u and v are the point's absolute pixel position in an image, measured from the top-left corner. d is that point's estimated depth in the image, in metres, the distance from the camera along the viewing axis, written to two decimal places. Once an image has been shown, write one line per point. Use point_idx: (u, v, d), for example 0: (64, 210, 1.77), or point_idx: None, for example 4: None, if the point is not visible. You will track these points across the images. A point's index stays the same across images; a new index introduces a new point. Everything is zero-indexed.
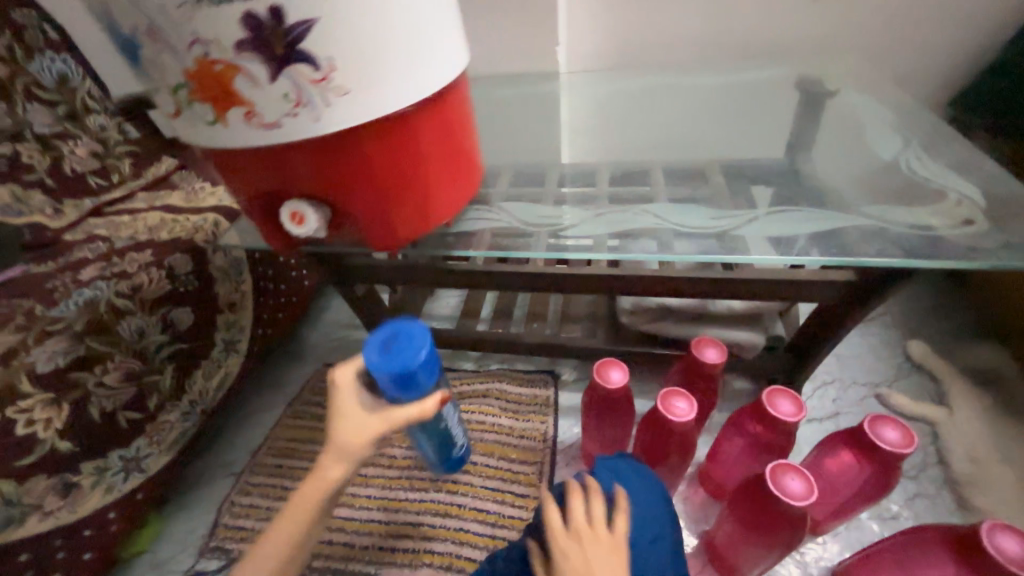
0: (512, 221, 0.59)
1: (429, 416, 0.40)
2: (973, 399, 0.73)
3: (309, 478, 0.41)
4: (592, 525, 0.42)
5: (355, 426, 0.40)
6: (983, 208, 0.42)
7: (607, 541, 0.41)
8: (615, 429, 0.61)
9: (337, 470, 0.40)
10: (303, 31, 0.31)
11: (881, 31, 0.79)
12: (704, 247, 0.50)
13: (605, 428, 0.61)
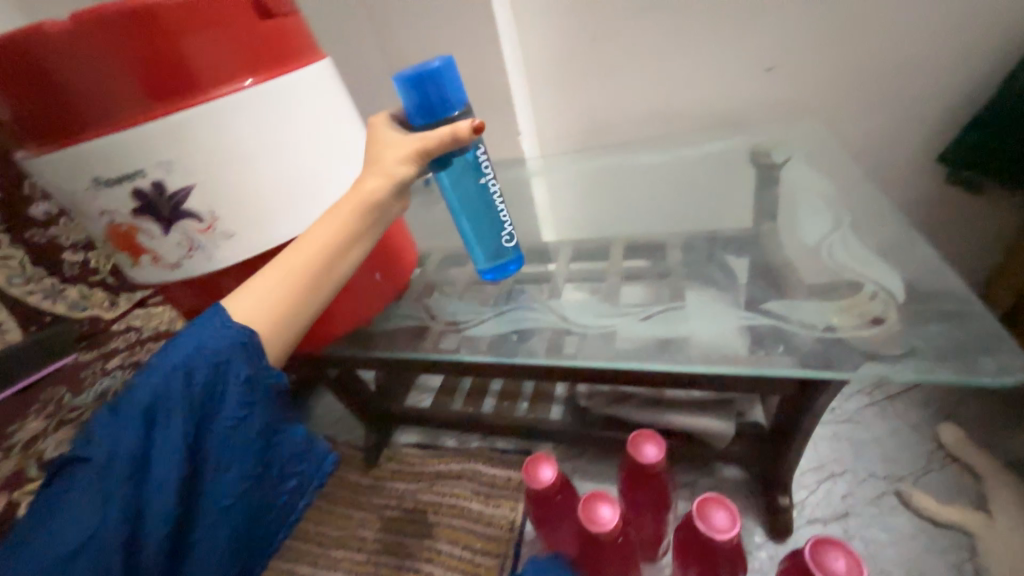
0: (436, 323, 0.61)
1: (458, 133, 0.44)
2: (1019, 507, 0.60)
3: (349, 193, 0.44)
4: None
5: (395, 147, 0.45)
6: (898, 304, 0.38)
7: None
8: (557, 530, 0.58)
9: (379, 182, 0.45)
10: (182, 196, 0.41)
11: (875, 84, 0.70)
12: (615, 352, 0.48)
13: (547, 527, 0.58)
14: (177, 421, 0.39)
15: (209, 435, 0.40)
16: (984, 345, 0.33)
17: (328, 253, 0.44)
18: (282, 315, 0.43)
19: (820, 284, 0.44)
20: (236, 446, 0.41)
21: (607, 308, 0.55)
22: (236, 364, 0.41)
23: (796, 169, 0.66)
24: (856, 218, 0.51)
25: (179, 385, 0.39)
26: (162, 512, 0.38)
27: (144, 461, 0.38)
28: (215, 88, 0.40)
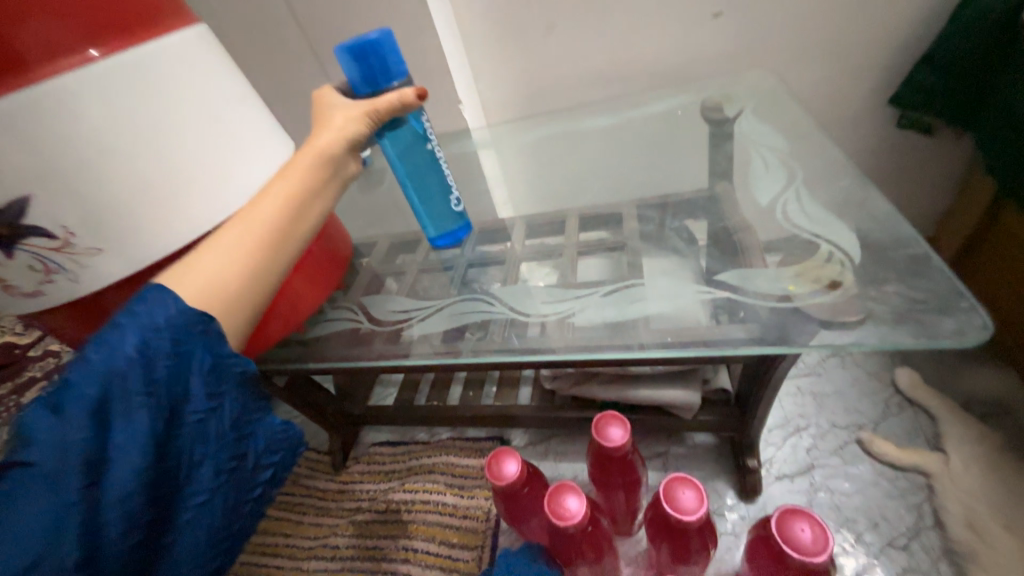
0: (374, 324, 0.56)
1: (406, 101, 0.46)
2: (973, 444, 0.62)
3: (304, 148, 0.42)
4: None
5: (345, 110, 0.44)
6: (856, 263, 0.36)
7: None
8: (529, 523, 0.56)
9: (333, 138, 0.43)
10: (18, 209, 0.33)
11: (824, 28, 0.67)
12: (572, 341, 0.44)
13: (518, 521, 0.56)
14: (140, 422, 0.32)
15: (177, 436, 0.34)
16: (942, 303, 0.31)
17: (294, 204, 0.40)
18: (250, 277, 0.37)
19: (773, 248, 0.41)
20: (208, 445, 0.36)
21: (557, 291, 0.52)
22: (201, 351, 0.35)
23: (749, 122, 0.63)
24: (809, 174, 0.48)
25: (137, 378, 0.32)
26: (126, 530, 0.31)
27: (102, 472, 0.30)
28: (44, 69, 0.33)
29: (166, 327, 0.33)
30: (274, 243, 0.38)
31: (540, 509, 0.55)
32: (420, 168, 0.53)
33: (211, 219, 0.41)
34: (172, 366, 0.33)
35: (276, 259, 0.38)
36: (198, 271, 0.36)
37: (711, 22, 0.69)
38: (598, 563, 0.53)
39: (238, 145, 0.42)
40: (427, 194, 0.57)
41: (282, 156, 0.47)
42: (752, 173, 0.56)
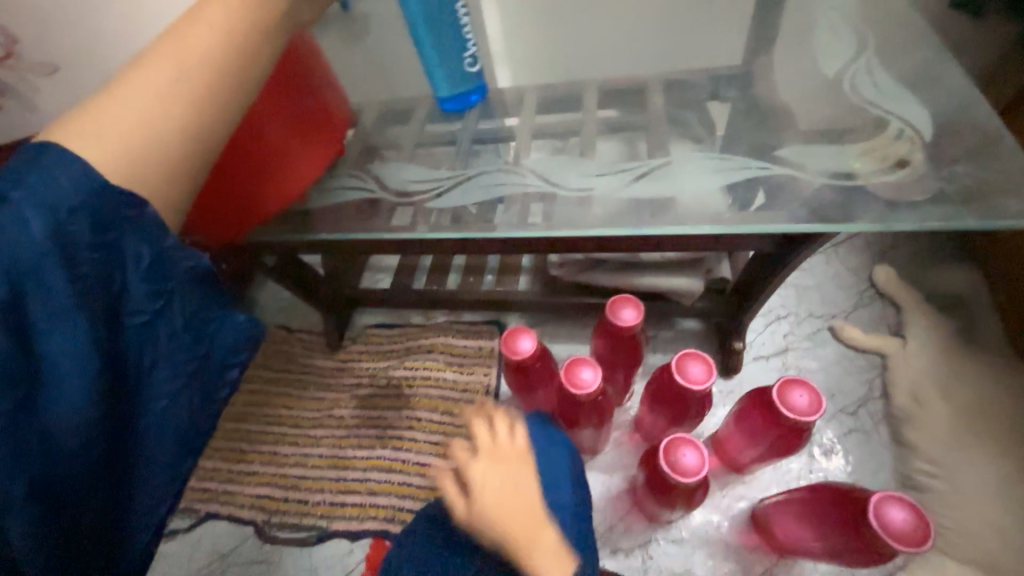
0: (387, 195, 0.51)
1: None
2: (930, 330, 0.69)
3: None
4: (496, 442, 0.43)
5: None
6: (924, 143, 0.35)
7: (514, 454, 0.42)
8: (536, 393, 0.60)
9: None
10: None
11: None
12: (611, 215, 0.43)
13: (526, 391, 0.60)
14: (73, 328, 0.29)
15: (121, 336, 0.32)
16: (1009, 183, 0.32)
17: (223, 42, 0.35)
18: (187, 142, 0.33)
19: (830, 129, 0.39)
20: (168, 351, 0.35)
21: (587, 166, 0.48)
22: (132, 239, 0.32)
23: None
24: (870, 52, 0.44)
25: (54, 271, 0.29)
26: (88, 432, 0.31)
27: (31, 386, 0.29)
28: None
29: (85, 205, 0.30)
30: (212, 113, 0.34)
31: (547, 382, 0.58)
32: (435, 9, 0.50)
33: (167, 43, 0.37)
34: (100, 257, 0.31)
35: (216, 109, 0.34)
36: (116, 122, 0.32)
37: None
38: (598, 425, 0.59)
39: None
40: (439, 44, 0.52)
41: None
42: (801, 48, 0.51)
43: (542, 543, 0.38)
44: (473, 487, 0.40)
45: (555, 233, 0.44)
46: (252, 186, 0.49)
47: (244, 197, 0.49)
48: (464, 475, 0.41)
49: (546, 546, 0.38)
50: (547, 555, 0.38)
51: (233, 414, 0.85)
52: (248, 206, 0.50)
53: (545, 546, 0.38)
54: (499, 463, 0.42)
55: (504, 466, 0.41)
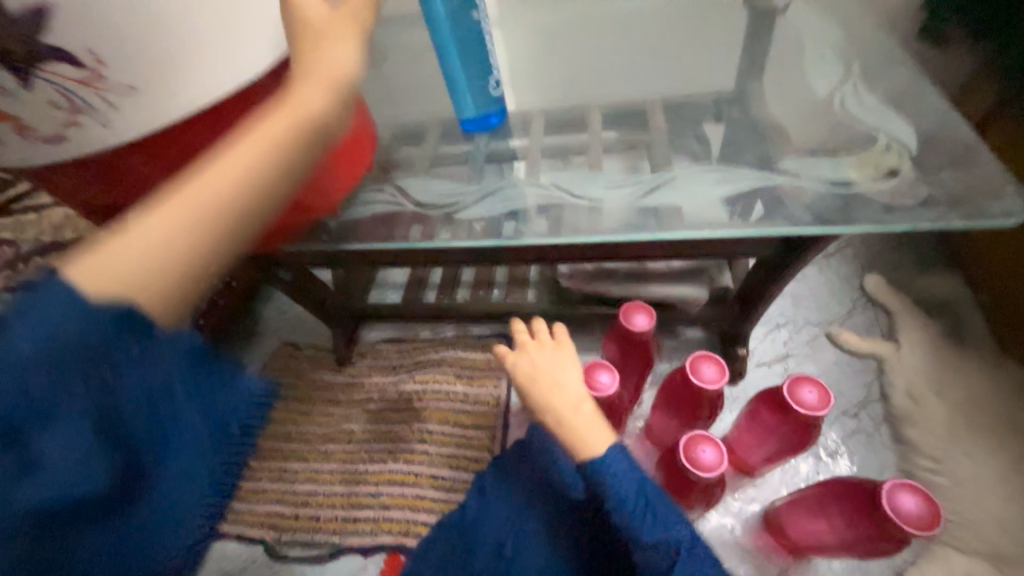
0: (412, 208, 0.54)
1: None
2: (922, 333, 0.73)
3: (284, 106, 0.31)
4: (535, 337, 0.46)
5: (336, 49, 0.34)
6: (912, 155, 0.39)
7: (549, 343, 0.45)
8: None
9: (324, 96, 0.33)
10: (37, 19, 0.29)
11: None
12: (627, 223, 0.45)
13: None
14: (73, 436, 0.23)
15: (163, 445, 0.27)
16: (991, 187, 0.35)
17: (263, 185, 0.29)
18: (180, 256, 0.27)
19: (825, 144, 0.43)
20: (187, 455, 0.29)
21: (600, 179, 0.51)
22: (124, 356, 0.25)
23: (793, 16, 0.60)
24: (854, 76, 0.49)
25: (35, 405, 0.22)
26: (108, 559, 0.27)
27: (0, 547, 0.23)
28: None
29: (81, 336, 0.23)
30: (221, 253, 0.29)
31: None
32: (467, 38, 0.53)
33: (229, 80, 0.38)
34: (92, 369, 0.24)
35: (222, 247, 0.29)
36: (121, 258, 0.26)
37: None
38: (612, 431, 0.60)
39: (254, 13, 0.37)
40: (468, 70, 0.55)
41: None
42: (790, 73, 0.56)
43: (580, 414, 0.40)
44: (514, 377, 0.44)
45: (570, 240, 0.46)
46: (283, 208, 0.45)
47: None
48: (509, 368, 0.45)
49: (587, 414, 0.41)
50: (589, 423, 0.40)
51: None
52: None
53: (583, 415, 0.41)
54: (536, 351, 0.45)
55: (547, 355, 0.44)
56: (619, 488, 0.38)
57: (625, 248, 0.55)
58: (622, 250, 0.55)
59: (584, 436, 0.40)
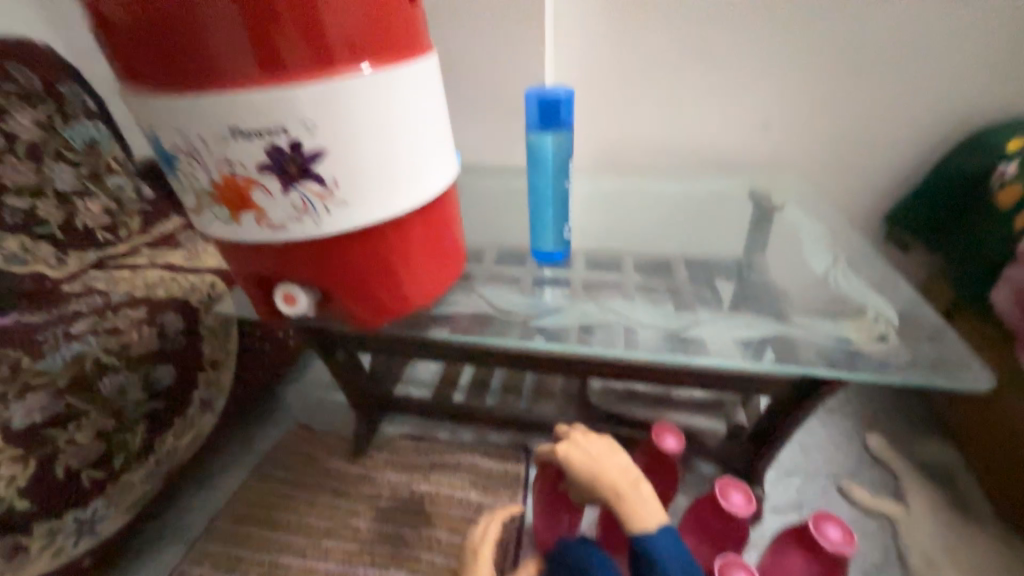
0: (486, 307, 0.62)
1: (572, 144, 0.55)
2: (927, 498, 0.76)
3: None
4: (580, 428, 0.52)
5: None
6: (895, 326, 0.50)
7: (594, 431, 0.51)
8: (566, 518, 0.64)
9: None
10: (312, 158, 0.39)
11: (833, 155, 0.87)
12: (667, 346, 0.54)
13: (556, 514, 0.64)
14: None
15: None
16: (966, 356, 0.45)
17: None
18: None
19: (826, 309, 0.55)
20: None
21: (641, 310, 0.62)
22: None
23: (788, 211, 0.78)
24: (841, 262, 0.63)
25: None
26: None
27: None
28: (345, 68, 0.38)
29: None
30: None
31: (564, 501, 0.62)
32: (562, 205, 0.60)
33: (398, 203, 0.44)
34: None
35: None
36: None
37: (749, 131, 0.88)
38: None
39: (427, 157, 0.45)
40: (557, 230, 0.63)
41: (453, 161, 0.51)
42: (789, 251, 0.71)
43: (635, 490, 0.46)
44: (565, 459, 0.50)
45: (610, 352, 0.54)
46: (388, 299, 0.50)
47: (367, 292, 0.48)
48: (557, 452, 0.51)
49: (644, 493, 0.46)
50: (644, 500, 0.45)
51: (235, 515, 0.81)
52: (367, 302, 0.49)
53: (641, 491, 0.46)
54: (586, 438, 0.50)
55: (594, 441, 0.50)
56: (658, 545, 0.43)
57: (651, 366, 0.63)
58: (650, 367, 0.63)
59: (640, 512, 0.45)
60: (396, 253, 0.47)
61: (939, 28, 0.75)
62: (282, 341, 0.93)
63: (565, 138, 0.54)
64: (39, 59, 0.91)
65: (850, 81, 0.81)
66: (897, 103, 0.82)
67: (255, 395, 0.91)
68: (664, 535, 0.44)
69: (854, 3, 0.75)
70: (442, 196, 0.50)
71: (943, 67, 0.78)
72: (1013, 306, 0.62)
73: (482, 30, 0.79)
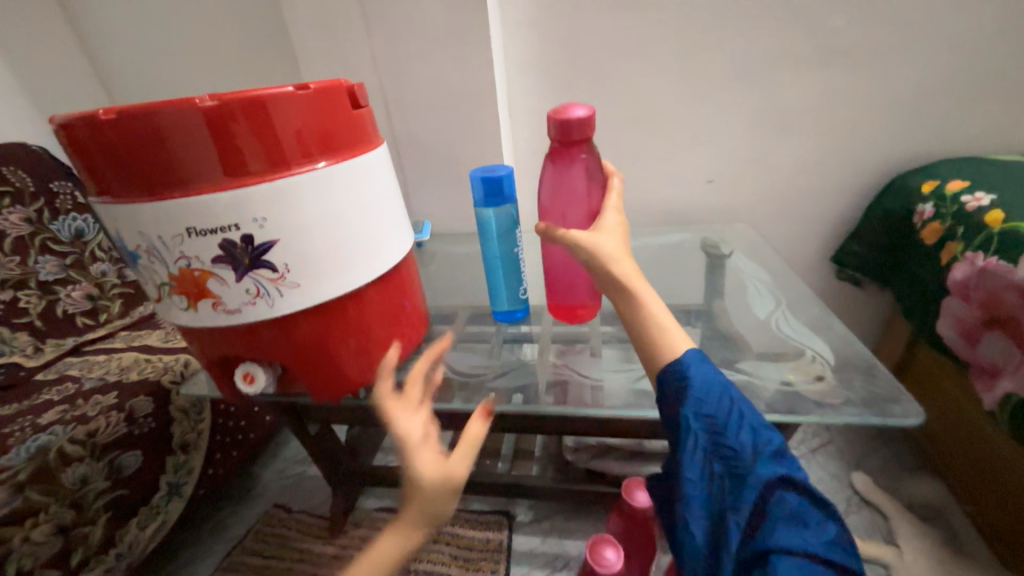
0: (452, 374, 0.64)
1: (517, 214, 0.60)
2: (918, 538, 0.74)
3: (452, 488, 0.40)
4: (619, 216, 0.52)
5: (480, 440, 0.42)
6: (832, 366, 0.52)
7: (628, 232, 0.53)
8: (575, 188, 0.56)
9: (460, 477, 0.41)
10: (264, 249, 0.42)
11: (772, 205, 0.95)
12: (626, 401, 0.58)
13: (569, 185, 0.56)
14: None
15: None
16: (895, 394, 0.47)
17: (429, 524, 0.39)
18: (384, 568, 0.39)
19: (770, 353, 0.57)
20: None
21: (605, 363, 0.65)
22: None
23: (738, 257, 0.83)
24: (783, 305, 0.67)
25: None
26: None
27: None
28: (300, 165, 0.43)
29: None
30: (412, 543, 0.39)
31: (590, 205, 0.57)
32: (513, 268, 0.64)
33: (349, 281, 0.47)
34: None
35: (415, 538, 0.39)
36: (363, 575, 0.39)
37: (693, 188, 0.97)
38: None
39: (376, 236, 0.49)
40: (511, 291, 0.66)
41: (406, 237, 0.55)
42: (739, 294, 0.74)
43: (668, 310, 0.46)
44: (613, 234, 0.49)
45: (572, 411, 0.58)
46: (344, 368, 0.51)
47: (324, 363, 0.50)
48: (612, 218, 0.51)
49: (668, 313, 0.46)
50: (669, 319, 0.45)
51: None
52: (328, 374, 0.51)
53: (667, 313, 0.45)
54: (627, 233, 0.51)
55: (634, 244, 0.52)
56: (708, 408, 0.39)
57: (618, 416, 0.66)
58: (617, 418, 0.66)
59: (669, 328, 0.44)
60: (355, 326, 0.50)
61: (853, 91, 0.84)
62: (257, 417, 0.93)
63: (509, 209, 0.59)
64: (39, 164, 0.96)
65: (777, 140, 0.90)
66: (825, 157, 0.90)
67: (229, 474, 0.89)
68: (710, 383, 0.40)
69: (772, 76, 0.84)
70: (396, 269, 0.53)
71: (859, 125, 0.86)
72: (956, 336, 0.65)
73: (442, 117, 0.88)
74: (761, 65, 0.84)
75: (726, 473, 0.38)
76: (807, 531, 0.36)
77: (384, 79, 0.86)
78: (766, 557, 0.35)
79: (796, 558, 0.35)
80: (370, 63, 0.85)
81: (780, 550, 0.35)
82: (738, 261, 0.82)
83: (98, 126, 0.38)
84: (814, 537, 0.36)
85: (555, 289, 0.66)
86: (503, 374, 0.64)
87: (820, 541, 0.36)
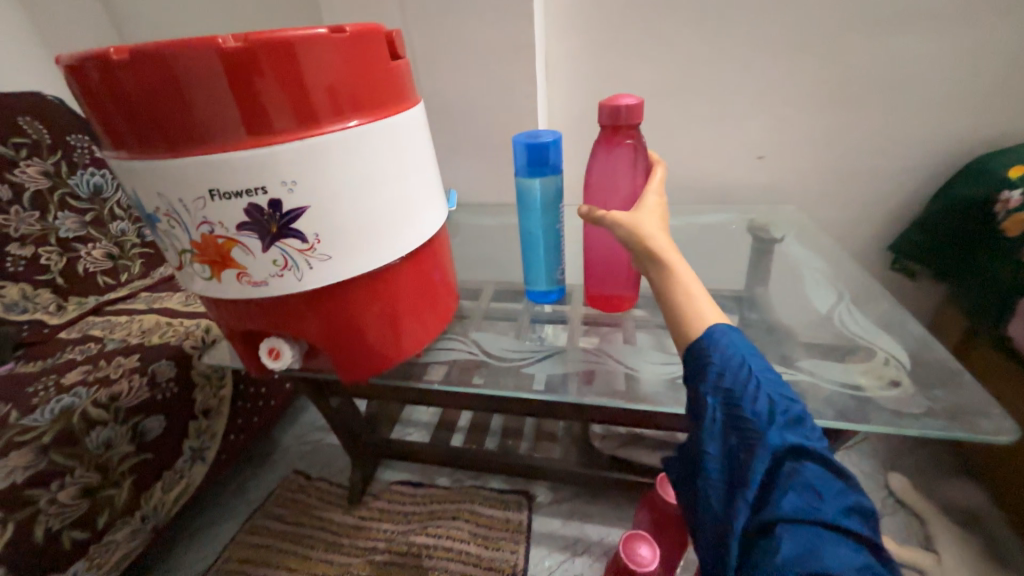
0: (482, 356, 0.61)
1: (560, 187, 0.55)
2: (957, 544, 0.71)
3: None
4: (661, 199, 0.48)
5: None
6: (907, 371, 0.48)
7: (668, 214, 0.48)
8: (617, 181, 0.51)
9: None
10: (293, 217, 0.38)
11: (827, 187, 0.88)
12: (670, 394, 0.54)
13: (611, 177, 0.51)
14: None
15: None
16: (981, 407, 0.43)
17: None
18: None
19: (832, 351, 0.53)
20: None
21: (647, 351, 0.61)
22: None
23: (789, 242, 0.77)
24: (843, 299, 0.61)
25: None
26: None
27: None
28: (329, 124, 0.38)
29: None
30: None
31: (621, 200, 0.52)
32: (552, 245, 0.59)
33: (382, 254, 0.43)
34: None
35: None
36: None
37: (741, 164, 0.89)
38: None
39: (411, 207, 0.45)
40: (548, 269, 0.62)
41: (440, 208, 0.51)
42: (792, 283, 0.69)
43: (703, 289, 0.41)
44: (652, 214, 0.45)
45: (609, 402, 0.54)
46: (371, 347, 0.48)
47: (352, 341, 0.47)
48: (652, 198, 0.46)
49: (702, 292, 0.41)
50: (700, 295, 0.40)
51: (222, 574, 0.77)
52: (354, 353, 0.48)
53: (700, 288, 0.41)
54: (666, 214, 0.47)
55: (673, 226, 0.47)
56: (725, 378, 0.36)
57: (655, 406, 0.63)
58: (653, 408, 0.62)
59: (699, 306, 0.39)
60: (386, 303, 0.46)
61: (940, 61, 0.74)
62: (278, 385, 0.92)
63: (553, 180, 0.54)
64: (55, 116, 0.92)
65: (844, 115, 0.81)
66: (895, 136, 0.81)
67: (250, 440, 0.89)
68: (730, 354, 0.36)
69: (848, 40, 0.75)
70: (430, 242, 0.49)
71: (940, 101, 0.77)
72: None
73: (476, 78, 0.81)
74: (837, 28, 0.74)
75: (738, 443, 0.34)
76: (827, 505, 0.31)
77: (416, 32, 0.79)
78: (772, 531, 0.30)
79: (805, 531, 0.30)
80: (400, 13, 0.78)
81: (785, 520, 0.30)
82: (790, 247, 0.76)
83: (108, 71, 0.34)
84: (835, 510, 0.30)
85: (590, 277, 0.63)
86: (535, 359, 0.60)
87: (843, 516, 0.30)
